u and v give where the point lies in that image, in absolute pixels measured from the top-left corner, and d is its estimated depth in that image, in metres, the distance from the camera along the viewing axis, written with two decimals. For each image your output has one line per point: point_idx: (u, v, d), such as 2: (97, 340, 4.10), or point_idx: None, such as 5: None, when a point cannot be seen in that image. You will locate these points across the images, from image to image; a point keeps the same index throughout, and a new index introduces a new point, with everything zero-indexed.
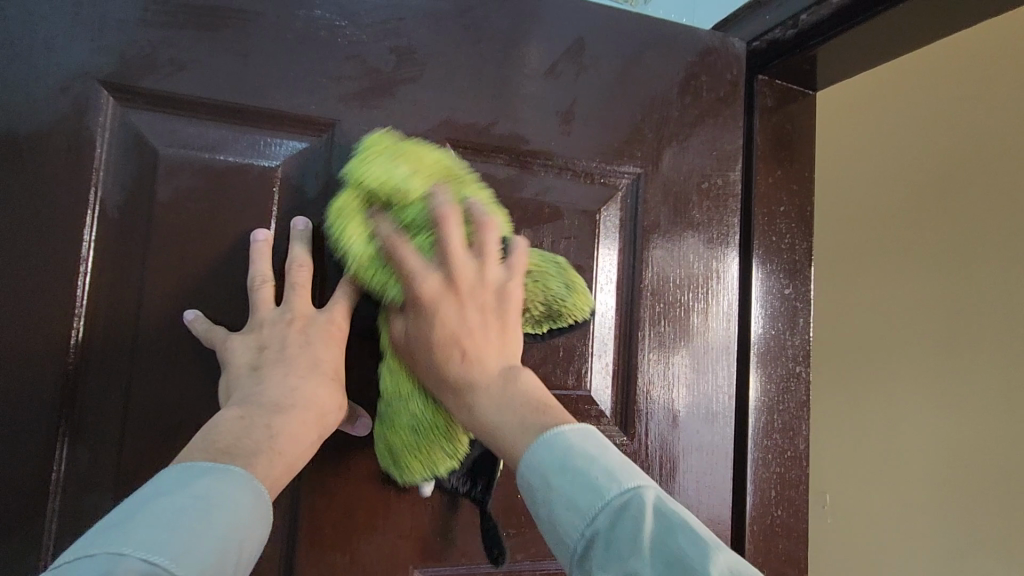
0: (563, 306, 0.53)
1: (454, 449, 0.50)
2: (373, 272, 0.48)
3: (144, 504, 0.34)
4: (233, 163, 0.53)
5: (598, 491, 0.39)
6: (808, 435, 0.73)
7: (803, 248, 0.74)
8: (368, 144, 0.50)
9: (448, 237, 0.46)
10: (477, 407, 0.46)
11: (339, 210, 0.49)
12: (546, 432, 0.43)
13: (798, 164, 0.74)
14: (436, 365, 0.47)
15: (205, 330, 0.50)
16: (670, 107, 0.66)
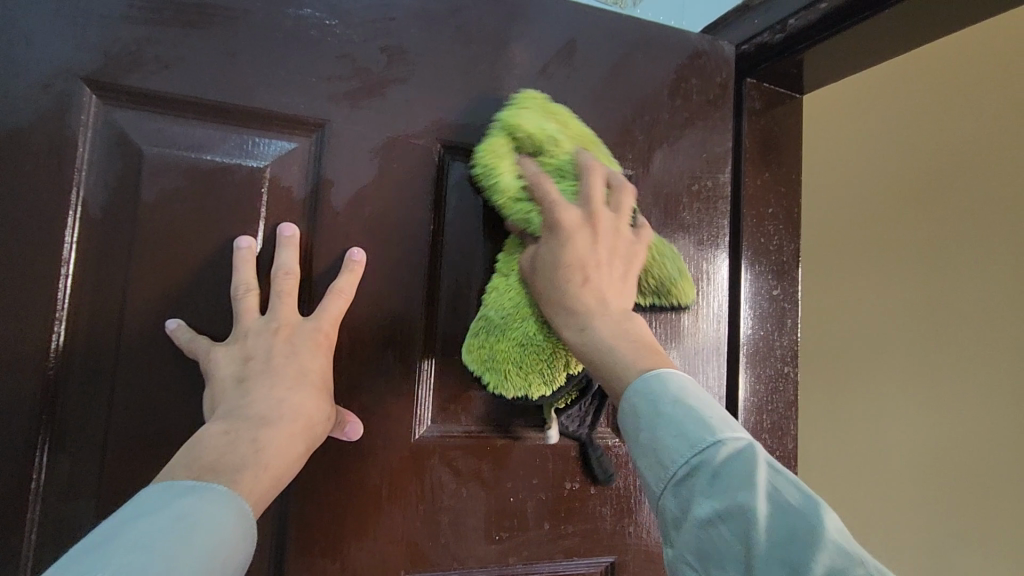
0: (673, 285, 0.61)
1: (552, 376, 0.55)
2: (513, 203, 0.54)
3: (126, 526, 0.35)
4: (220, 163, 0.52)
5: (709, 429, 0.41)
6: (796, 435, 0.74)
7: (790, 249, 0.75)
8: (525, 102, 0.58)
9: (594, 183, 0.53)
10: (596, 331, 0.49)
11: (489, 148, 0.55)
12: (658, 370, 0.45)
13: (785, 167, 0.75)
14: (556, 282, 0.51)
15: (187, 340, 0.49)
16: (661, 109, 0.67)
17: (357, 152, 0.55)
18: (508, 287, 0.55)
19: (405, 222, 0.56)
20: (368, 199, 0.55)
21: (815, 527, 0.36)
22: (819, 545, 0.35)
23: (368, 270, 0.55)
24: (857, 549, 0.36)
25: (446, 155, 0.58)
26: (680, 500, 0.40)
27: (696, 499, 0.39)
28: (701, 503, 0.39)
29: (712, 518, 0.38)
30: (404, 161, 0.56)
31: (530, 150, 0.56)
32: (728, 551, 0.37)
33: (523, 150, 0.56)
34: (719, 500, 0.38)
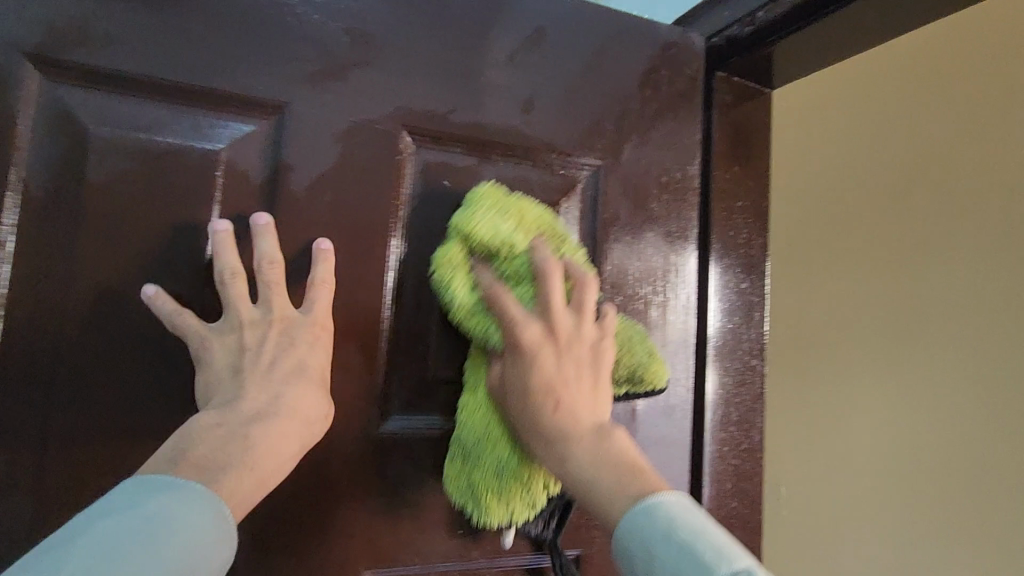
0: (644, 373, 0.59)
1: (533, 499, 0.55)
2: (474, 319, 0.54)
3: (94, 524, 0.34)
4: (174, 146, 0.49)
5: (705, 567, 0.39)
6: (763, 428, 0.74)
7: (758, 243, 0.75)
8: (479, 198, 0.56)
9: (551, 287, 0.52)
10: (574, 461, 0.49)
11: (444, 259, 0.54)
12: (648, 500, 0.44)
13: (753, 160, 0.75)
14: (531, 412, 0.51)
15: (169, 314, 0.47)
16: (631, 100, 0.66)
17: (319, 137, 0.53)
18: (479, 405, 0.55)
19: (368, 210, 0.54)
20: (329, 186, 0.53)
21: None
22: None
23: None
24: None
25: (411, 142, 0.57)
26: None
27: None
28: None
29: None
30: (367, 148, 0.55)
31: (486, 255, 0.55)
32: None
33: (478, 254, 0.55)
34: None
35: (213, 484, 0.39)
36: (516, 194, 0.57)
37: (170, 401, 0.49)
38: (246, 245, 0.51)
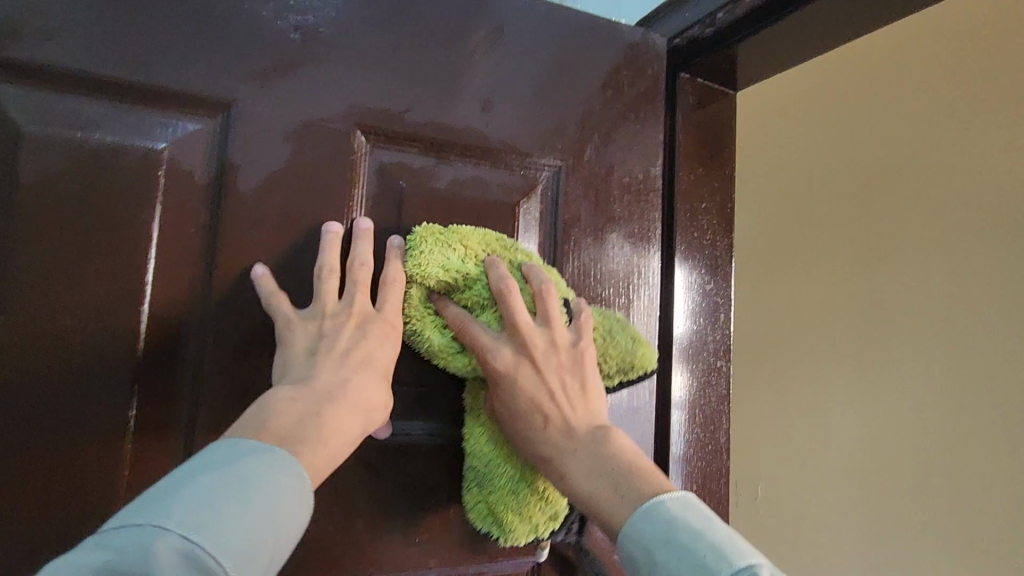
0: (632, 358, 0.58)
1: (552, 508, 0.56)
2: (453, 358, 0.54)
3: (190, 479, 0.37)
4: (114, 144, 0.48)
5: (704, 569, 0.41)
6: (728, 429, 0.74)
7: (724, 244, 0.75)
8: (419, 240, 0.54)
9: (514, 309, 0.52)
10: (573, 477, 0.50)
11: (406, 306, 0.54)
12: (646, 506, 0.46)
13: (718, 161, 0.75)
14: (527, 432, 0.53)
15: (267, 293, 0.49)
16: (593, 100, 0.66)
17: (268, 136, 0.52)
18: (481, 428, 0.55)
19: (320, 211, 0.53)
20: (279, 186, 0.52)
21: None
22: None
23: (278, 260, 0.52)
24: None
25: (365, 141, 0.56)
26: None
27: None
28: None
29: None
30: (319, 147, 0.53)
31: (446, 291, 0.54)
32: None
33: (438, 291, 0.54)
34: None
35: (293, 455, 0.42)
36: (455, 226, 0.56)
37: (107, 408, 0.47)
38: (190, 246, 0.50)
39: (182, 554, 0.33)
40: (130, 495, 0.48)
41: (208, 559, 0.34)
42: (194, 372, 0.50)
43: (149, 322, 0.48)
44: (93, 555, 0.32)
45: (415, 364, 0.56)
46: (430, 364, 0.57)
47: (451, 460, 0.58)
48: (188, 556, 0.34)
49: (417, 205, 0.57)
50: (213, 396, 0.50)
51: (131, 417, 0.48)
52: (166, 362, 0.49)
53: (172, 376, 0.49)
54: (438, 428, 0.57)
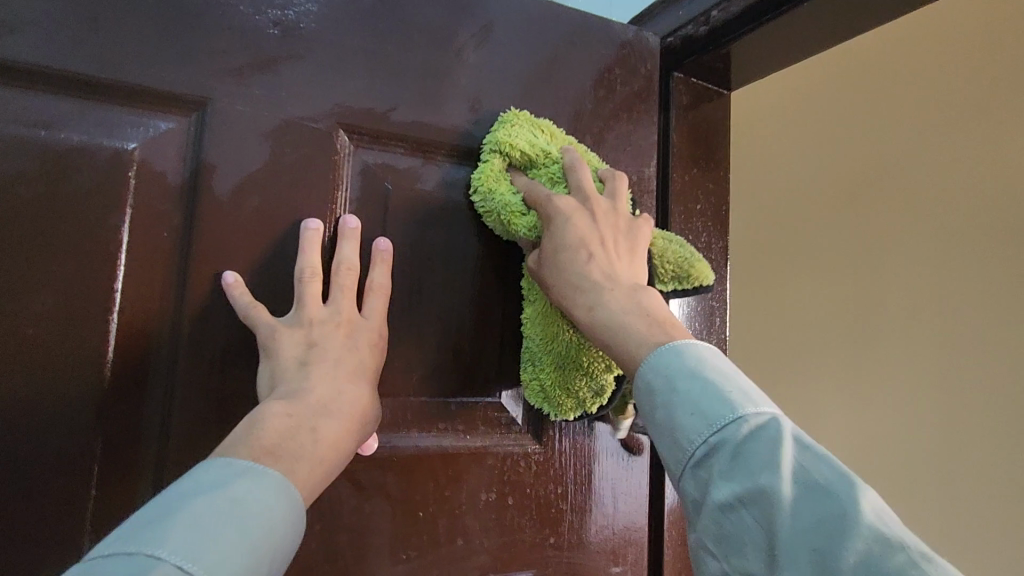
0: (692, 267, 0.56)
1: (598, 385, 0.56)
2: (519, 218, 0.54)
3: (184, 502, 0.35)
4: (82, 144, 0.45)
5: (730, 404, 0.39)
6: None
7: (719, 247, 0.74)
8: (511, 118, 0.58)
9: (582, 175, 0.54)
10: (606, 306, 0.47)
11: (482, 171, 0.56)
12: (675, 342, 0.44)
13: (712, 162, 0.74)
14: (566, 267, 0.49)
15: (246, 306, 0.47)
16: (585, 100, 0.64)
17: (246, 135, 0.49)
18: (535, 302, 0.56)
19: (302, 214, 0.51)
20: (258, 188, 0.50)
21: (849, 509, 0.34)
22: (853, 531, 0.33)
23: (257, 266, 0.50)
24: (895, 529, 0.34)
25: (349, 142, 0.54)
26: (701, 482, 0.39)
27: (716, 482, 0.38)
28: (720, 485, 0.37)
29: (733, 503, 0.36)
30: (299, 147, 0.51)
31: (523, 164, 0.57)
32: (751, 537, 0.36)
33: (516, 164, 0.57)
34: (739, 484, 0.37)
35: (289, 475, 0.40)
36: (546, 121, 0.60)
37: (71, 432, 0.44)
38: (163, 252, 0.47)
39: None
40: (96, 518, 0.44)
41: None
42: (165, 393, 0.47)
43: (118, 337, 0.45)
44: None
45: (403, 373, 0.54)
46: (417, 372, 0.55)
47: (441, 473, 0.55)
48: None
49: (402, 207, 0.55)
50: (187, 416, 0.47)
51: (96, 441, 0.44)
52: (135, 381, 0.46)
53: (143, 396, 0.46)
54: (428, 439, 0.55)
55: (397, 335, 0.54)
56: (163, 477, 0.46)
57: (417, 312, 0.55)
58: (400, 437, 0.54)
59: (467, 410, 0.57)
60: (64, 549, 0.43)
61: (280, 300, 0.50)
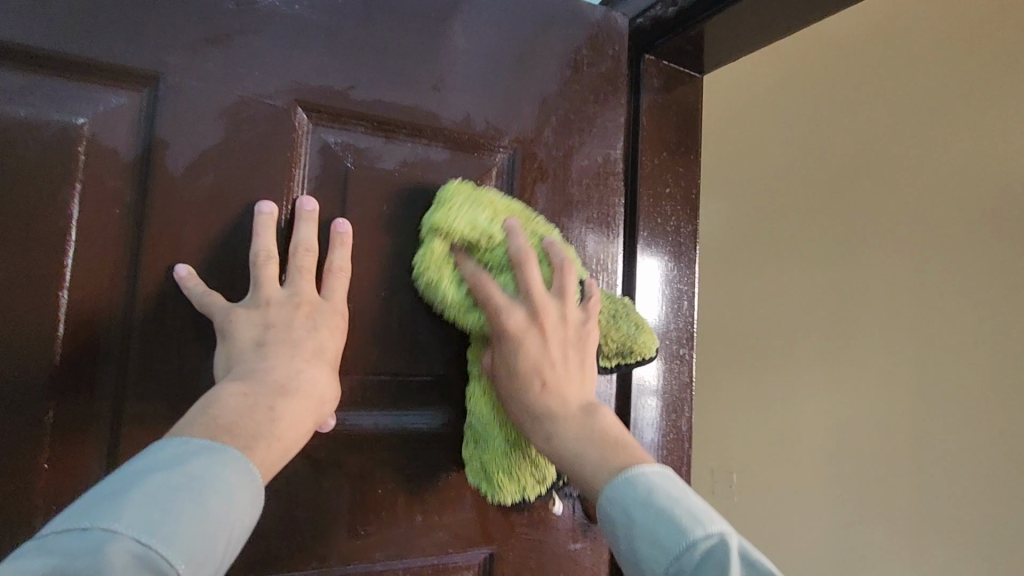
0: (633, 343, 0.60)
1: (542, 473, 0.57)
2: (467, 312, 0.55)
3: (138, 479, 0.34)
4: (29, 118, 0.44)
5: (682, 531, 0.42)
6: (691, 416, 0.73)
7: (688, 230, 0.74)
8: (449, 194, 0.55)
9: (531, 276, 0.53)
10: (561, 438, 0.50)
11: (427, 261, 0.54)
12: (628, 471, 0.47)
13: (684, 145, 0.74)
14: (522, 393, 0.52)
15: (200, 295, 0.47)
16: (551, 82, 0.64)
17: (200, 112, 0.49)
18: (479, 393, 0.56)
19: (259, 192, 0.51)
20: (214, 165, 0.49)
21: None
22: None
23: (211, 244, 0.49)
24: None
25: (306, 118, 0.53)
26: None
27: None
28: None
29: None
30: (256, 124, 0.51)
31: (467, 247, 0.55)
32: None
33: (460, 246, 0.55)
34: None
35: (248, 453, 0.39)
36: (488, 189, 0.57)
37: (19, 407, 0.44)
38: (114, 229, 0.47)
39: (135, 557, 0.30)
40: (48, 493, 0.44)
41: (162, 561, 0.31)
42: (117, 371, 0.47)
43: (69, 315, 0.45)
44: (34, 562, 0.28)
45: (360, 353, 0.54)
46: (375, 352, 0.55)
47: (401, 452, 0.56)
48: (142, 559, 0.31)
49: (362, 187, 0.54)
50: (139, 394, 0.47)
51: (46, 417, 0.44)
52: (86, 360, 0.46)
53: (94, 374, 0.46)
54: (388, 418, 0.56)
55: (355, 315, 0.54)
56: (117, 453, 0.46)
57: (375, 292, 0.55)
58: (359, 418, 0.54)
59: (429, 390, 0.57)
60: (14, 526, 0.43)
61: (237, 290, 0.50)
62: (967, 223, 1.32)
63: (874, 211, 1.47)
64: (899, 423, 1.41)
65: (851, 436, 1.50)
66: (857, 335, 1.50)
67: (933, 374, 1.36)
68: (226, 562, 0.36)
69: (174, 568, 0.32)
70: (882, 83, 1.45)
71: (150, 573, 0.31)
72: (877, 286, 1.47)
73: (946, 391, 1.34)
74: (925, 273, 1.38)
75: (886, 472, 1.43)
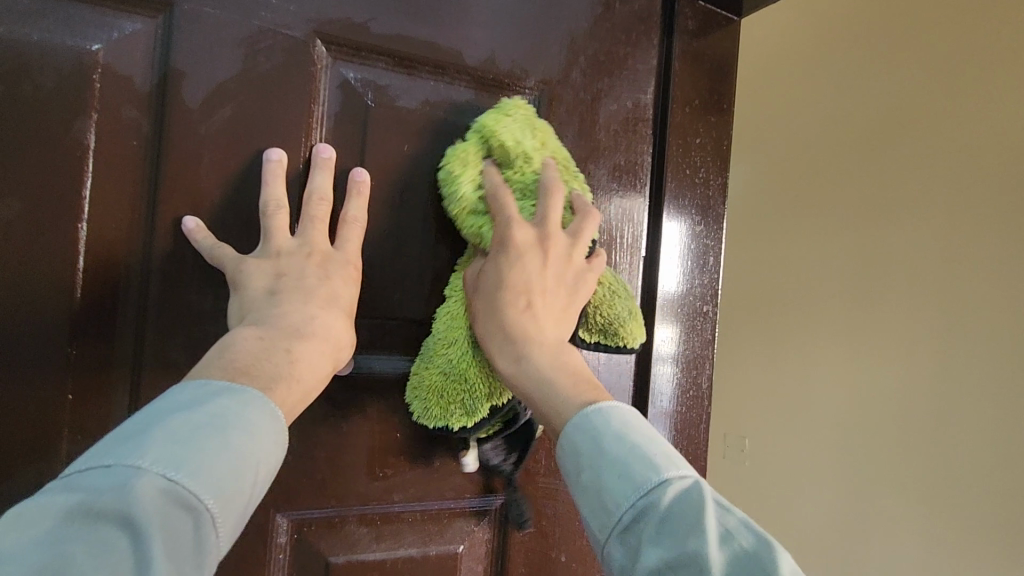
0: (620, 327, 0.56)
1: (473, 407, 0.50)
2: (469, 216, 0.52)
3: (159, 419, 0.33)
4: (42, 43, 0.43)
5: (657, 468, 0.40)
6: (711, 375, 0.72)
7: (718, 183, 0.70)
8: (510, 109, 0.54)
9: (553, 206, 0.50)
10: (532, 360, 0.47)
11: (459, 156, 0.52)
12: (603, 404, 0.44)
13: (720, 92, 0.69)
14: (499, 304, 0.49)
15: (210, 247, 0.46)
16: (580, 19, 0.61)
17: (217, 42, 0.47)
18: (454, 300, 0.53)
19: (278, 129, 0.49)
20: (232, 99, 0.48)
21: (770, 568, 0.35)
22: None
23: (231, 183, 0.48)
24: None
25: (325, 52, 0.51)
26: (626, 549, 0.38)
27: (644, 547, 0.38)
28: (649, 551, 0.37)
29: (660, 567, 0.36)
30: (274, 56, 0.49)
31: (500, 161, 0.53)
32: None
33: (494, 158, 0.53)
34: (667, 549, 0.37)
35: (268, 393, 0.38)
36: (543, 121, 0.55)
37: (42, 340, 0.44)
38: (132, 163, 0.46)
39: (163, 490, 0.30)
40: (69, 429, 0.45)
41: (189, 496, 0.31)
42: (138, 309, 0.47)
43: (89, 251, 0.45)
44: (61, 498, 0.28)
45: (380, 296, 0.53)
46: (394, 297, 0.54)
47: None
48: (169, 493, 0.30)
49: (383, 125, 0.53)
50: (163, 333, 0.47)
51: (69, 352, 0.44)
52: (108, 297, 0.45)
53: (114, 312, 0.46)
54: (407, 363, 0.55)
55: (373, 258, 0.53)
56: (139, 388, 0.47)
57: (395, 235, 0.54)
58: (373, 364, 0.54)
59: None
60: (43, 457, 0.44)
61: (250, 239, 0.49)
62: (998, 188, 1.24)
63: (901, 175, 1.40)
64: (913, 394, 1.38)
65: (864, 406, 1.48)
66: (877, 304, 1.45)
67: (951, 347, 1.31)
68: (257, 495, 0.35)
69: (202, 502, 0.31)
70: (926, 36, 1.35)
71: (179, 506, 0.30)
72: (900, 254, 1.41)
73: (963, 363, 1.29)
74: (959, 243, 1.30)
75: (897, 445, 1.40)
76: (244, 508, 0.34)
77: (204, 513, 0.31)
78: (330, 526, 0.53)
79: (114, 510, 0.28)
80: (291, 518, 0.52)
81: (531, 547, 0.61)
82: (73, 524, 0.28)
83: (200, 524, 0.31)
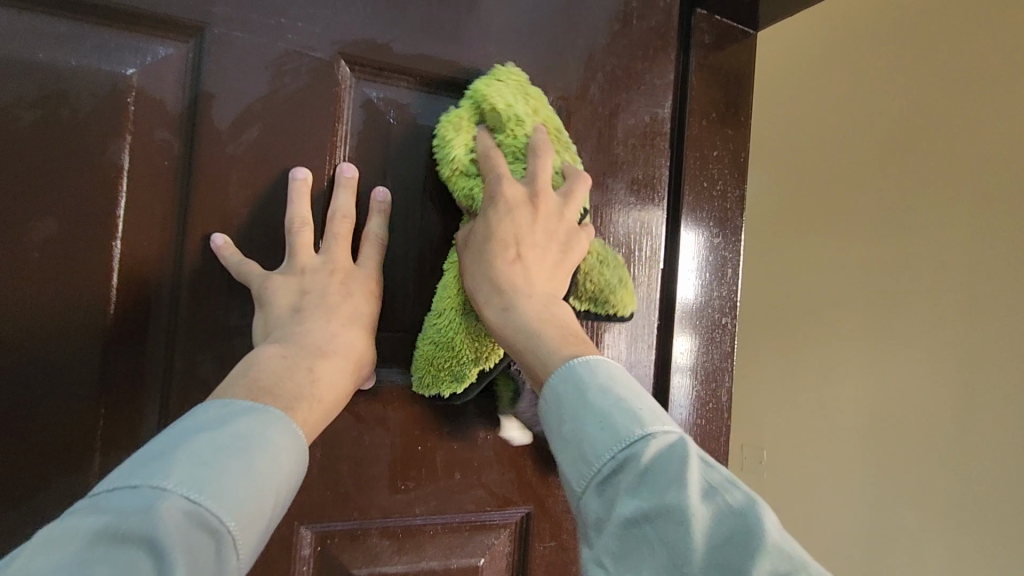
0: (610, 295, 0.56)
1: (461, 372, 0.52)
2: (462, 178, 0.52)
3: (183, 439, 0.34)
4: (80, 68, 0.44)
5: (640, 422, 0.39)
6: (731, 388, 0.71)
7: (735, 196, 0.70)
8: (503, 75, 0.54)
9: (544, 165, 0.51)
10: (518, 308, 0.47)
11: (450, 117, 0.52)
12: (590, 357, 0.44)
13: (738, 106, 0.70)
14: (486, 257, 0.49)
15: (237, 264, 0.47)
16: (598, 35, 0.62)
17: (245, 65, 0.48)
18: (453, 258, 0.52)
19: (304, 149, 0.51)
20: (259, 120, 0.49)
21: (754, 526, 0.35)
22: (758, 549, 0.34)
23: (260, 202, 0.50)
24: (795, 549, 0.35)
25: (349, 72, 0.52)
26: (605, 500, 0.38)
27: (621, 498, 0.37)
28: (626, 501, 0.37)
29: (637, 518, 0.36)
30: (300, 78, 0.50)
31: (493, 126, 0.53)
32: (653, 553, 0.35)
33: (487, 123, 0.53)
34: (645, 499, 0.36)
35: (290, 412, 0.39)
36: (537, 89, 0.56)
37: (71, 357, 0.45)
38: (162, 184, 0.47)
39: (185, 513, 0.31)
40: (95, 443, 0.46)
41: (211, 518, 0.31)
42: (167, 325, 0.48)
43: (121, 270, 0.46)
44: (89, 518, 0.29)
45: (401, 311, 0.54)
46: (416, 312, 0.55)
47: (441, 411, 0.56)
48: (191, 515, 0.31)
49: (405, 144, 0.54)
50: (189, 349, 0.48)
51: (98, 368, 0.46)
52: (139, 313, 0.47)
53: (144, 328, 0.47)
54: None
55: (394, 274, 0.54)
56: (165, 402, 0.48)
57: (417, 251, 0.54)
58: (392, 379, 0.54)
59: None
60: (76, 470, 0.45)
61: (276, 255, 0.50)
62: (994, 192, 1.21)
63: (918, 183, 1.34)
64: (932, 411, 1.31)
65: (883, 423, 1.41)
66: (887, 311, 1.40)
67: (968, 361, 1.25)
68: (275, 518, 0.36)
69: (223, 524, 0.32)
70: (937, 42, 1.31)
71: (200, 529, 0.31)
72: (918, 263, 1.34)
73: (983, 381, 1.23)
74: (976, 253, 1.24)
75: (904, 453, 1.36)
76: (262, 531, 0.35)
77: (225, 535, 0.32)
78: (352, 539, 0.54)
79: (139, 532, 0.29)
80: (314, 531, 0.52)
81: (550, 560, 0.61)
82: (100, 546, 0.28)
83: (221, 548, 0.32)
